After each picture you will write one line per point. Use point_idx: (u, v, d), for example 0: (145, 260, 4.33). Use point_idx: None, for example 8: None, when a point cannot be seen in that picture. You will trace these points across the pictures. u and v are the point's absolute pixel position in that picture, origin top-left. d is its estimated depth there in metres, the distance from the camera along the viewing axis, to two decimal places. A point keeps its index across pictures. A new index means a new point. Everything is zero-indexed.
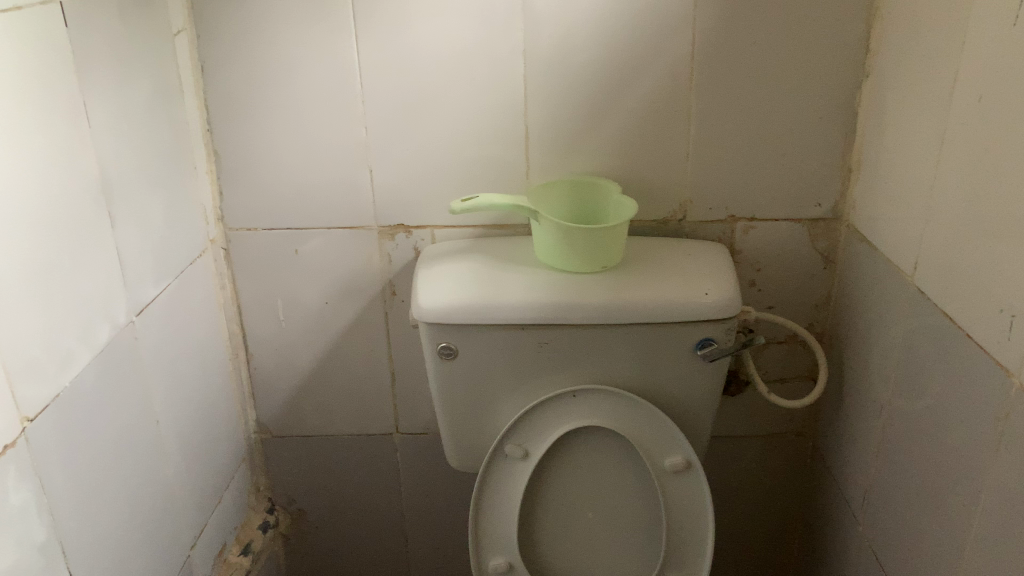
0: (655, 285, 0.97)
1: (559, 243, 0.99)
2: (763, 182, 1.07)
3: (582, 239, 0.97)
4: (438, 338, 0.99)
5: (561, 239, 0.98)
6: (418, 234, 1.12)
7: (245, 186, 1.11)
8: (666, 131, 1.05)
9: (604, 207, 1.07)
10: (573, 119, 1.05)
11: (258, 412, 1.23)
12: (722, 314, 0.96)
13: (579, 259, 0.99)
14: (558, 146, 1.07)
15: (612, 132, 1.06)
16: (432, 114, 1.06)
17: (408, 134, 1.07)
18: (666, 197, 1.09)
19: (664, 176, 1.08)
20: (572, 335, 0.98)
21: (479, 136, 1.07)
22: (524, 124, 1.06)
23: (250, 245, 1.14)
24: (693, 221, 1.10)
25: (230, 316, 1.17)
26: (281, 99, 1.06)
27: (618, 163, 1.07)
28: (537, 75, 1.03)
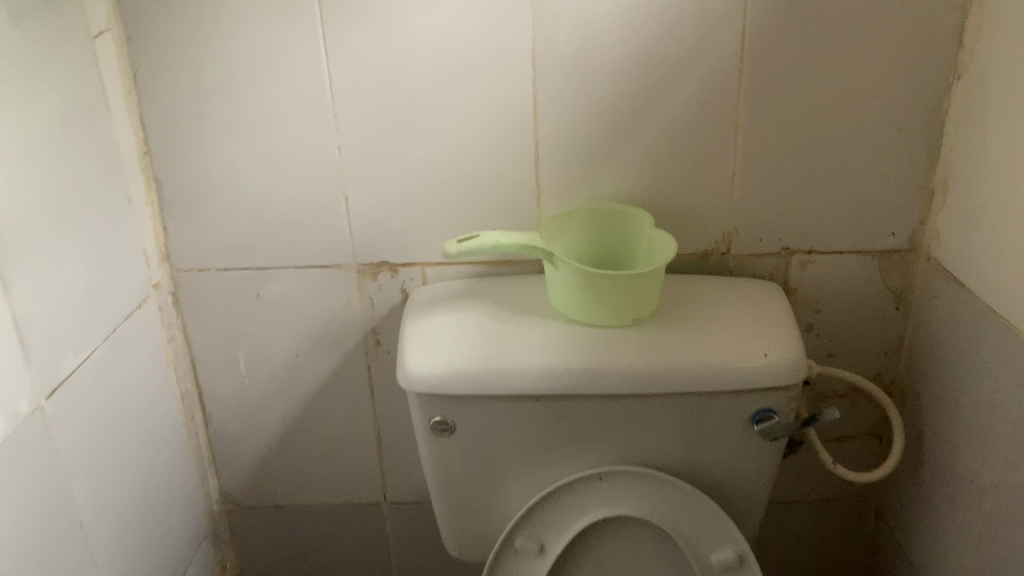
0: (701, 345, 0.78)
1: (581, 292, 0.79)
2: (825, 207, 0.88)
3: (609, 287, 0.78)
4: (431, 410, 0.80)
5: (583, 288, 0.79)
6: (406, 273, 0.93)
7: (194, 219, 0.91)
8: (708, 148, 0.86)
9: (632, 242, 0.88)
10: (593, 134, 0.86)
11: (221, 480, 1.04)
12: (783, 381, 0.77)
13: (605, 310, 0.79)
14: (576, 166, 0.87)
15: (641, 150, 0.86)
16: (420, 129, 0.86)
17: (392, 154, 0.87)
18: (707, 228, 0.89)
19: (705, 202, 0.88)
20: (597, 407, 0.79)
21: (479, 155, 0.87)
22: (533, 142, 0.86)
23: (203, 288, 0.94)
24: (740, 255, 0.90)
25: (182, 374, 0.97)
26: (234, 111, 0.86)
27: (649, 185, 0.88)
28: (550, 81, 0.83)
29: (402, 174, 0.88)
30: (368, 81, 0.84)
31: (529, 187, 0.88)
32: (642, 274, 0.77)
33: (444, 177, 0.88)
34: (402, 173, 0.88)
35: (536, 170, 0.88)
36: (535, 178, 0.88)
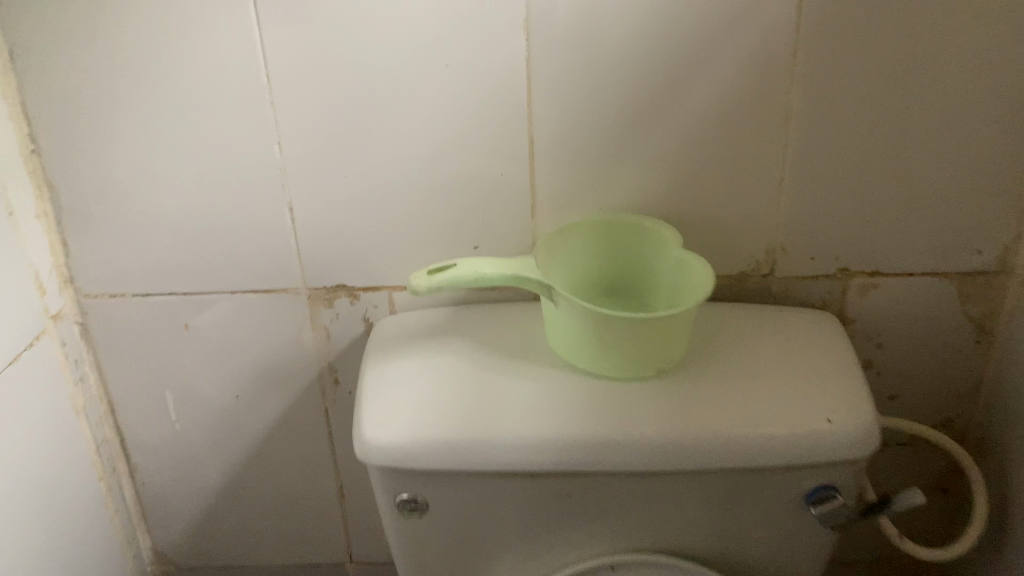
0: (744, 407, 0.61)
1: (589, 337, 0.61)
2: (896, 219, 0.70)
3: (626, 331, 0.60)
4: (395, 487, 0.63)
5: (591, 332, 0.61)
6: (369, 298, 0.75)
7: (101, 233, 0.72)
8: (750, 146, 0.67)
9: (652, 265, 0.69)
10: (603, 126, 0.67)
11: (152, 538, 0.87)
12: (848, 454, 0.60)
13: (620, 358, 0.62)
14: (580, 168, 0.69)
15: (665, 147, 0.68)
16: (382, 121, 0.67)
17: (347, 151, 0.69)
18: (745, 244, 0.71)
19: (743, 212, 0.70)
20: (607, 485, 0.61)
21: (459, 155, 0.69)
22: (527, 137, 0.68)
23: (118, 317, 0.76)
24: (786, 277, 0.72)
25: (97, 420, 0.79)
26: (146, 98, 0.67)
27: (674, 191, 0.69)
28: (548, 61, 0.64)
29: (362, 177, 0.70)
30: (314, 61, 0.65)
31: (523, 193, 0.70)
32: (671, 314, 0.59)
33: (415, 183, 0.70)
34: (361, 176, 0.70)
35: (531, 172, 0.69)
36: (529, 181, 0.69)
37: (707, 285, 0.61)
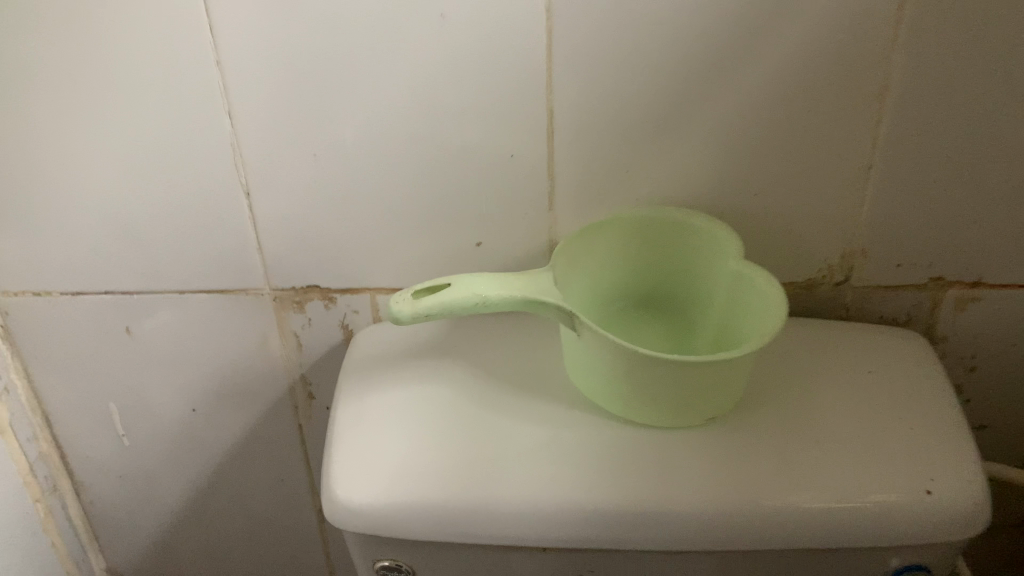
0: (818, 471, 0.48)
1: (621, 377, 0.48)
2: (1010, 221, 0.55)
3: (669, 375, 0.46)
4: (375, 555, 0.51)
5: (625, 373, 0.47)
6: (348, 302, 0.62)
7: (13, 222, 0.58)
8: (831, 126, 0.52)
9: (701, 273, 0.55)
10: (644, 99, 0.52)
11: (106, 560, 0.76)
12: (949, 535, 0.47)
13: (659, 403, 0.48)
14: (612, 150, 0.54)
15: (721, 127, 0.53)
16: (359, 89, 0.52)
17: (315, 127, 0.54)
18: (816, 246, 0.57)
19: (816, 208, 0.56)
20: (639, 562, 0.49)
21: (457, 134, 0.54)
22: (545, 111, 0.53)
23: (45, 319, 0.63)
24: (862, 286, 0.58)
25: (30, 437, 0.67)
26: (47, 56, 0.51)
27: (729, 182, 0.55)
28: (575, 13, 0.49)
29: (336, 160, 0.55)
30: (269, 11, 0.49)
31: (538, 180, 0.55)
32: (731, 356, 0.46)
33: (402, 166, 0.55)
34: (336, 158, 0.55)
35: (549, 155, 0.54)
36: (546, 166, 0.55)
37: (779, 318, 0.47)
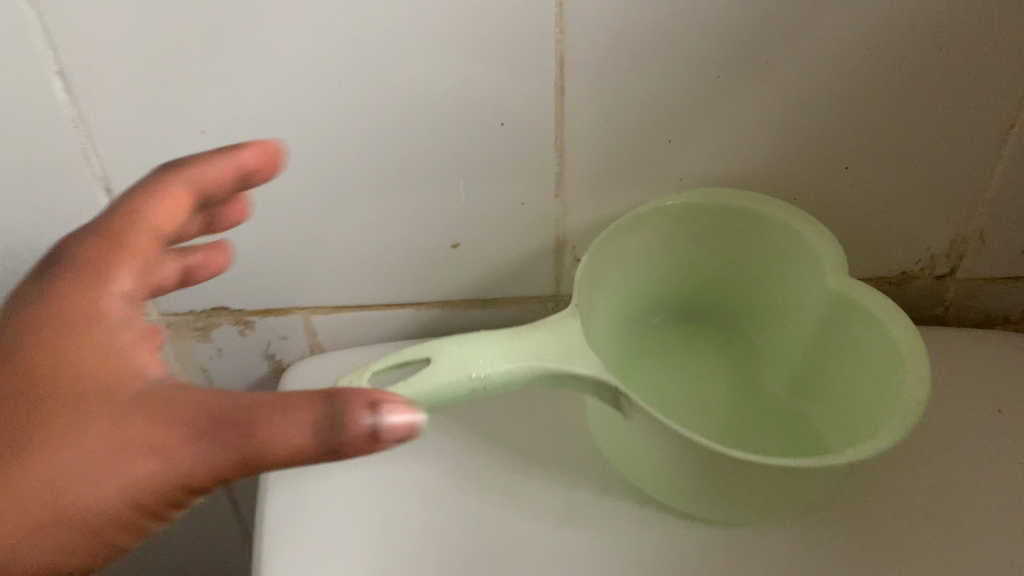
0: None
1: (687, 470, 0.33)
2: None
3: (766, 480, 0.31)
4: None
5: (696, 468, 0.32)
6: (271, 324, 0.44)
7: None
8: (967, 72, 0.36)
9: (776, 274, 0.39)
10: (700, 39, 0.34)
11: None
12: None
13: (738, 503, 0.34)
14: (649, 114, 0.37)
15: (813, 76, 0.36)
16: (263, 37, 0.33)
17: (194, 94, 0.35)
18: (916, 231, 0.42)
19: (926, 182, 0.40)
20: None
21: (420, 98, 0.36)
22: (554, 61, 0.35)
23: None
24: (971, 279, 0.44)
25: None
26: None
27: (811, 152, 0.39)
28: None
29: (234, 141, 0.36)
30: None
31: (540, 159, 0.38)
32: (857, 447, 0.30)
33: (338, 145, 0.37)
34: (235, 139, 0.36)
35: (556, 123, 0.37)
36: (551, 139, 0.37)
37: (921, 382, 0.31)
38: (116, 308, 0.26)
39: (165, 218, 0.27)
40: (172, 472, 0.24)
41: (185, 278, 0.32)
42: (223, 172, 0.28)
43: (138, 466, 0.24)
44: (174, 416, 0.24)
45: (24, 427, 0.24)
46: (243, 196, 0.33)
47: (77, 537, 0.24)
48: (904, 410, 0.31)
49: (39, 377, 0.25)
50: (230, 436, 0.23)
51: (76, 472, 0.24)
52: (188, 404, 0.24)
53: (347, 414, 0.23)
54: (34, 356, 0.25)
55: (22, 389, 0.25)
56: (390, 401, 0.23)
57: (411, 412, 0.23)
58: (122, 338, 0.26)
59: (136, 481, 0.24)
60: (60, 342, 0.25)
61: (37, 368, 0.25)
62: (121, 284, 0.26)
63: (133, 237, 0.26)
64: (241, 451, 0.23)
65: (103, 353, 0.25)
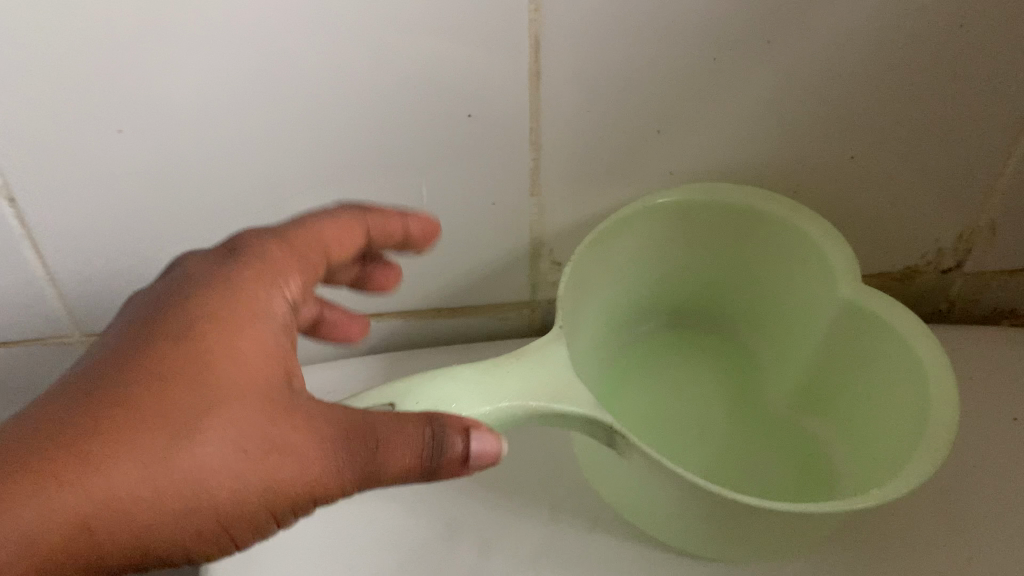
0: None
1: (688, 516, 0.29)
2: None
3: (780, 526, 0.28)
4: None
5: (701, 514, 0.28)
6: None
7: None
8: (991, 54, 0.32)
9: (773, 277, 0.36)
10: (695, 18, 0.30)
11: None
12: None
13: (749, 548, 0.30)
14: (637, 104, 0.32)
15: (817, 64, 0.32)
16: (181, 36, 0.28)
17: (100, 91, 0.29)
18: (922, 225, 0.38)
19: (937, 173, 0.36)
20: None
21: (370, 94, 0.31)
22: (523, 51, 0.30)
23: None
24: (977, 273, 0.41)
25: None
26: None
27: (816, 143, 0.35)
28: None
29: (155, 146, 0.31)
30: None
31: (512, 155, 0.34)
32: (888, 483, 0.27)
33: (278, 146, 0.32)
34: (157, 150, 0.31)
35: (531, 115, 0.32)
36: (525, 133, 0.33)
37: (948, 405, 0.27)
38: (281, 309, 0.25)
39: (337, 242, 0.28)
40: (304, 474, 0.23)
41: (316, 327, 0.31)
42: (386, 221, 0.30)
43: (281, 465, 0.23)
44: (318, 419, 0.24)
45: (186, 403, 0.23)
46: (399, 269, 0.33)
47: (209, 525, 0.23)
48: (934, 433, 0.27)
49: (211, 356, 0.23)
50: (358, 452, 0.24)
51: (224, 465, 0.23)
52: (325, 412, 0.24)
53: (445, 433, 0.24)
54: (206, 331, 0.24)
55: (192, 367, 0.23)
56: (479, 428, 0.25)
57: (498, 440, 0.25)
58: (284, 339, 0.25)
59: (277, 481, 0.23)
60: (224, 322, 0.24)
61: (203, 344, 0.23)
62: (294, 290, 0.26)
63: (310, 253, 0.27)
64: (369, 460, 0.24)
65: (265, 343, 0.24)
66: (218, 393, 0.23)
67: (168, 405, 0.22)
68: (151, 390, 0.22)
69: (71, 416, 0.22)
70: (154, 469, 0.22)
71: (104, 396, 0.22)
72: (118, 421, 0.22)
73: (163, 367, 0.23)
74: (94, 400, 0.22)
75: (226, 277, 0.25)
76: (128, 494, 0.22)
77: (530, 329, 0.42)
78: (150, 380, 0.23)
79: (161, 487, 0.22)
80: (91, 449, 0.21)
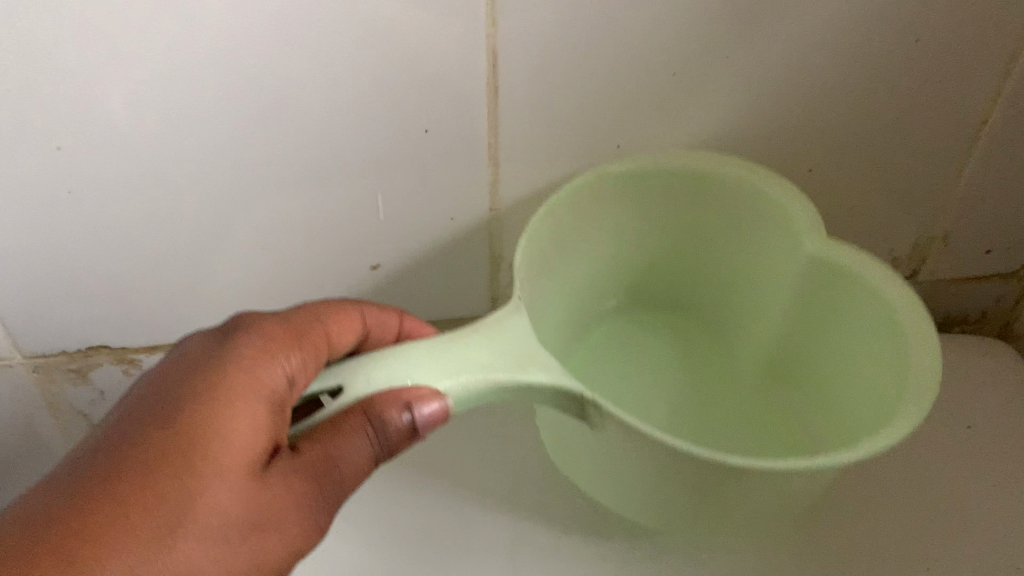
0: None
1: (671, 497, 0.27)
2: None
3: (767, 494, 0.26)
4: None
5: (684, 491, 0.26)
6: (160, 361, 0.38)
7: None
8: (981, 38, 0.30)
9: (736, 242, 0.34)
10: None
11: None
12: None
13: (731, 528, 0.28)
14: (600, 93, 0.30)
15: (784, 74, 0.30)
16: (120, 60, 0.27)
17: (9, 91, 0.27)
18: (874, 237, 0.37)
19: (925, 165, 0.34)
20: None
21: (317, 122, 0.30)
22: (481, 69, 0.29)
23: None
24: (929, 286, 0.39)
25: None
26: None
27: (796, 134, 0.32)
28: None
29: (75, 150, 0.29)
30: None
31: (468, 152, 0.32)
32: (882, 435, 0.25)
33: (215, 149, 0.30)
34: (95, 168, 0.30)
35: (487, 109, 0.30)
36: (481, 128, 0.31)
37: (927, 344, 0.26)
38: (280, 384, 0.22)
39: (337, 327, 0.24)
40: (291, 531, 0.22)
41: None
42: (388, 322, 0.26)
43: (265, 542, 0.21)
44: (293, 469, 0.22)
45: (175, 495, 0.20)
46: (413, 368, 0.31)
47: None
48: (920, 382, 0.25)
49: (197, 439, 0.21)
50: (328, 486, 0.22)
51: (217, 557, 0.20)
52: (302, 463, 0.22)
53: (385, 419, 0.22)
54: (190, 412, 0.21)
55: (179, 453, 0.20)
56: (420, 393, 0.23)
57: (440, 397, 0.23)
58: (283, 416, 0.22)
59: (263, 560, 0.21)
60: (206, 401, 0.21)
61: (185, 427, 0.21)
62: (307, 381, 0.23)
63: (304, 348, 0.23)
64: (334, 485, 0.22)
65: (260, 417, 0.21)
66: (206, 481, 0.20)
67: (155, 500, 0.20)
68: (137, 485, 0.20)
69: (57, 521, 0.19)
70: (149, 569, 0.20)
71: (95, 491, 0.20)
72: (106, 523, 0.20)
73: (146, 460, 0.20)
74: (82, 498, 0.20)
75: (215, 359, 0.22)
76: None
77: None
78: (135, 475, 0.20)
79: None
80: (78, 559, 0.19)
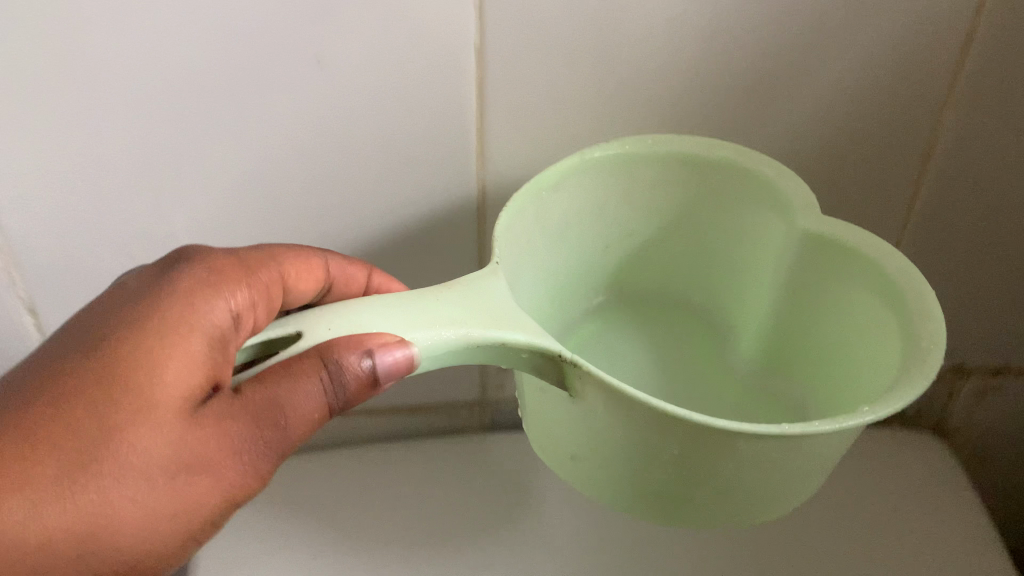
0: None
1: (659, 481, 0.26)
2: None
3: (761, 470, 0.25)
4: None
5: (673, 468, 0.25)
6: None
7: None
8: (983, 40, 0.29)
9: (733, 229, 0.33)
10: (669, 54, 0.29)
11: None
12: None
13: (722, 518, 0.27)
14: (590, 72, 0.29)
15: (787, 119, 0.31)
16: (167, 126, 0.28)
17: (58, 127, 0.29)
18: None
19: (927, 172, 0.33)
20: None
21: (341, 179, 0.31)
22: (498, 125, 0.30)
23: None
24: None
25: None
26: None
27: (795, 125, 0.31)
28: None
29: (42, 134, 0.28)
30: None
31: (454, 142, 0.31)
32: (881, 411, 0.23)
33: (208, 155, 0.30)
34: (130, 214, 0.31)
35: (477, 87, 0.29)
36: (469, 111, 0.30)
37: (935, 334, 0.25)
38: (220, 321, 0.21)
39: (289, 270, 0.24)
40: (221, 479, 0.20)
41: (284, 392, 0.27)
42: (352, 276, 0.26)
43: (194, 486, 0.20)
44: (228, 413, 0.20)
45: (94, 427, 0.20)
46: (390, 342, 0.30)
47: (128, 552, 0.20)
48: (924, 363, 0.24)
49: (122, 370, 0.20)
50: (269, 432, 0.21)
51: (135, 497, 0.20)
52: (238, 408, 0.20)
53: (342, 363, 0.21)
54: (120, 343, 0.20)
55: (103, 384, 0.20)
56: (384, 341, 0.22)
57: (407, 344, 0.22)
58: (225, 355, 0.21)
59: (195, 507, 0.20)
60: (137, 332, 0.21)
61: (113, 357, 0.20)
62: (254, 322, 0.23)
63: (249, 287, 0.22)
64: (275, 433, 0.21)
65: (193, 353, 0.20)
66: (129, 418, 0.20)
67: (75, 429, 0.20)
68: (59, 413, 0.20)
69: None
70: (63, 499, 0.19)
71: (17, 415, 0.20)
72: (22, 449, 0.19)
73: (70, 388, 0.20)
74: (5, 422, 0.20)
75: (152, 294, 0.21)
76: (42, 528, 0.19)
77: (482, 430, 0.41)
78: (57, 401, 0.20)
79: (73, 522, 0.19)
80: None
